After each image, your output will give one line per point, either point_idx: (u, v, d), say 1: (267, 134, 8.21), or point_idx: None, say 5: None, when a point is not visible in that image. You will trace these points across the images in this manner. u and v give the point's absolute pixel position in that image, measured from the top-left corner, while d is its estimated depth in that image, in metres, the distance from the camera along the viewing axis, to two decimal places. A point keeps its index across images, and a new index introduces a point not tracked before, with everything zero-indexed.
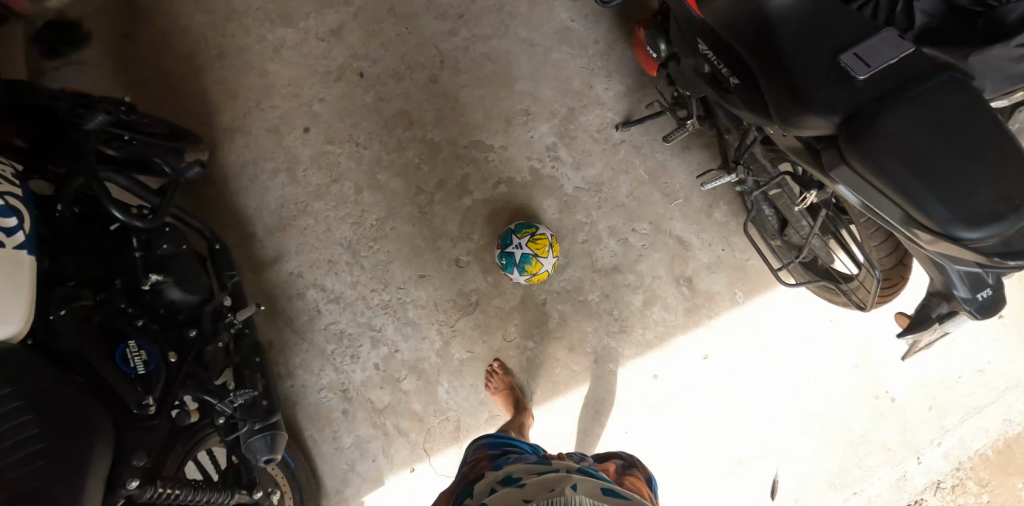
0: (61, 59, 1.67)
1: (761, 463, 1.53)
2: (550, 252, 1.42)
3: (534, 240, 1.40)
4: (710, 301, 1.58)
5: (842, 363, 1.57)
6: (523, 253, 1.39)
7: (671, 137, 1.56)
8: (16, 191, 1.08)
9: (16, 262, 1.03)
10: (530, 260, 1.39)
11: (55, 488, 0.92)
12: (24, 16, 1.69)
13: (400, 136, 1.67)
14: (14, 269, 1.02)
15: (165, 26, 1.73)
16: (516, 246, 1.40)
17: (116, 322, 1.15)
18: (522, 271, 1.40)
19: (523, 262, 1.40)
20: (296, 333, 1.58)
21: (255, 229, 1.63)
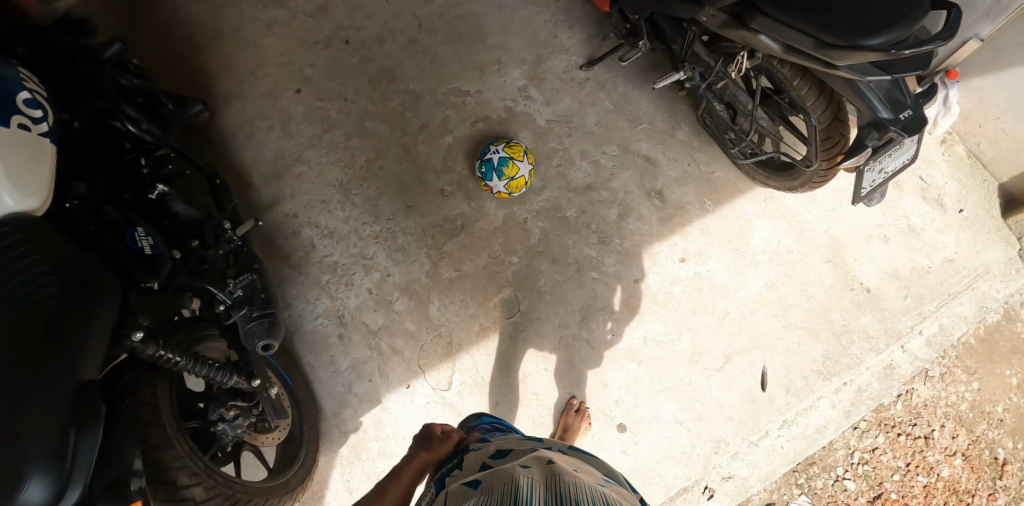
0: None
1: (750, 357, 1.58)
2: (525, 158, 1.58)
3: (509, 147, 1.57)
4: (682, 210, 1.68)
5: (814, 260, 1.67)
6: (501, 157, 1.55)
7: (627, 58, 1.69)
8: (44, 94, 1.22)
9: (39, 146, 1.14)
10: (507, 163, 1.55)
11: (65, 323, 0.99)
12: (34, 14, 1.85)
13: (384, 90, 1.82)
14: (39, 152, 1.13)
15: (165, 14, 1.89)
16: (494, 152, 1.56)
17: (120, 211, 1.22)
18: (500, 175, 1.55)
19: (500, 167, 1.56)
20: (293, 267, 1.67)
21: (253, 179, 1.75)
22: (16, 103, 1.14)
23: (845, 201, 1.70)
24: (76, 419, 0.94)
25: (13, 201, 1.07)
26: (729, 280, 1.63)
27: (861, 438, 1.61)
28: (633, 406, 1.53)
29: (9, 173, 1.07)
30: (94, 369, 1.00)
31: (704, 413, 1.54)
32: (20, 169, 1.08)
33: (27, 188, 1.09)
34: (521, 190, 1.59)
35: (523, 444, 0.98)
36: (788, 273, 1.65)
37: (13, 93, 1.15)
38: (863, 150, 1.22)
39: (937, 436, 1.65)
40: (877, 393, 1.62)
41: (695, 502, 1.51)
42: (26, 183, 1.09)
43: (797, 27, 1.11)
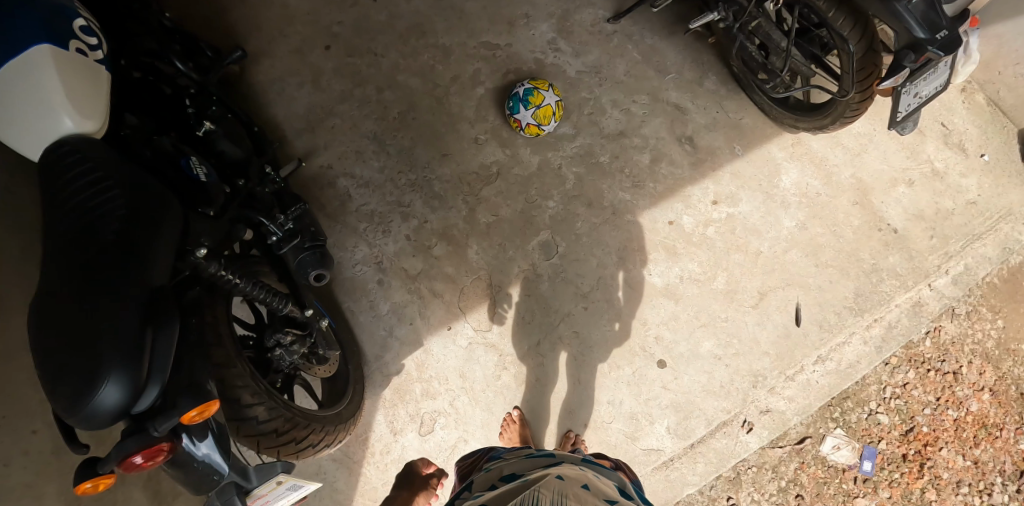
0: None
1: (784, 294, 1.61)
2: (549, 89, 1.61)
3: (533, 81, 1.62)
4: (712, 154, 1.71)
5: (843, 202, 1.69)
6: (525, 88, 1.60)
7: (657, 4, 1.72)
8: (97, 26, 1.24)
9: (96, 73, 1.15)
10: (532, 92, 1.59)
11: (136, 232, 0.98)
12: None
13: (414, 44, 1.82)
14: (96, 78, 1.15)
15: None
16: (519, 87, 1.61)
17: (173, 142, 1.21)
18: (527, 104, 1.59)
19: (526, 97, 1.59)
20: (330, 217, 1.67)
21: (286, 133, 1.75)
22: (72, 29, 1.16)
23: (870, 145, 1.74)
24: (151, 320, 0.91)
25: (72, 123, 1.08)
26: (762, 222, 1.66)
27: (893, 374, 1.62)
28: (673, 342, 1.56)
29: (68, 96, 1.09)
30: (165, 276, 0.98)
31: (741, 349, 1.56)
32: (78, 92, 1.10)
33: (87, 110, 1.10)
34: (550, 119, 1.60)
35: (531, 461, 0.96)
36: (818, 214, 1.67)
37: (69, 20, 1.17)
38: (900, 70, 1.25)
39: (965, 372, 1.64)
40: (906, 329, 1.63)
41: (734, 436, 1.53)
42: (83, 107, 1.10)
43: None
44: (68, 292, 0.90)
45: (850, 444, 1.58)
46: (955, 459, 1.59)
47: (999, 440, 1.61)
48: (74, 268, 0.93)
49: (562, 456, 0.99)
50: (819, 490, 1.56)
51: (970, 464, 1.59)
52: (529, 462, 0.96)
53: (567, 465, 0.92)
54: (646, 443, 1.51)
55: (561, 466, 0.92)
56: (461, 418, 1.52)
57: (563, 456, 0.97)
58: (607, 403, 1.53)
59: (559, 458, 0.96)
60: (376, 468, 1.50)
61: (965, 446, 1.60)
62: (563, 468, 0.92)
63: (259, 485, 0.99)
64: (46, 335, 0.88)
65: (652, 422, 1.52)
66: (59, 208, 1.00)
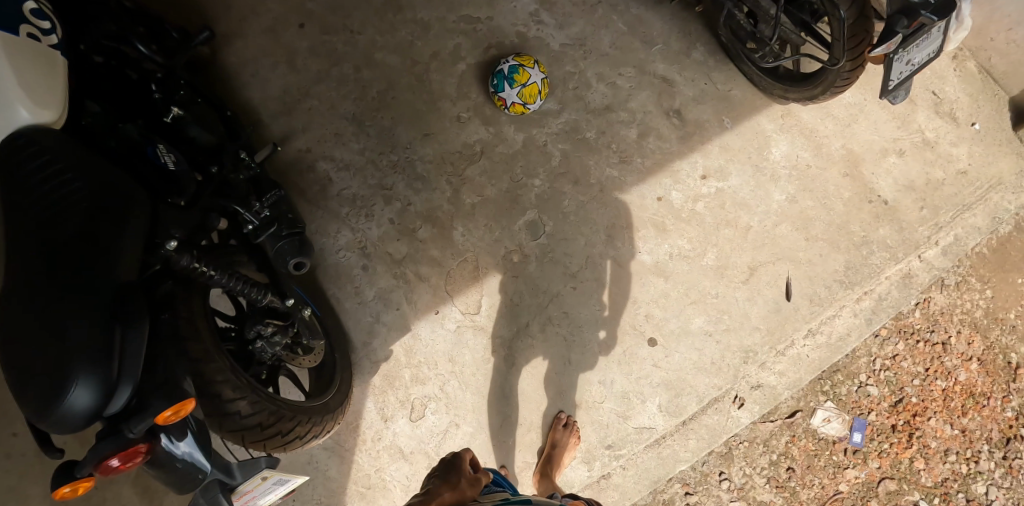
0: None
1: (775, 268, 1.58)
2: (535, 66, 1.54)
3: (519, 58, 1.54)
4: (701, 127, 1.67)
5: (832, 174, 1.67)
6: (510, 65, 1.52)
7: None
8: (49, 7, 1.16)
9: (52, 60, 1.09)
10: (517, 70, 1.52)
11: (99, 225, 0.93)
12: None
13: (391, 19, 1.77)
14: (52, 66, 1.09)
15: None
16: (504, 63, 1.53)
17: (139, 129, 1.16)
18: (512, 83, 1.52)
19: (511, 75, 1.53)
20: (310, 203, 1.63)
21: (261, 116, 1.70)
22: (23, 14, 1.09)
23: (860, 116, 1.71)
24: (118, 318, 0.87)
25: (28, 112, 1.03)
26: (752, 196, 1.63)
27: (883, 346, 1.62)
28: (663, 320, 1.54)
29: (22, 83, 1.02)
30: (133, 272, 0.93)
31: (732, 325, 1.55)
32: (33, 80, 1.04)
33: (44, 98, 1.05)
34: (536, 98, 1.54)
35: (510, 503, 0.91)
36: (808, 187, 1.65)
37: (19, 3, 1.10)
38: (892, 37, 1.20)
39: (953, 342, 1.65)
40: (896, 301, 1.62)
41: (726, 412, 1.53)
42: (40, 97, 1.04)
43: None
44: (32, 293, 0.86)
45: (840, 417, 1.58)
46: (943, 428, 1.60)
47: (986, 408, 1.62)
48: (37, 267, 0.89)
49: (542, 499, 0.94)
50: (810, 462, 1.57)
51: (958, 433, 1.61)
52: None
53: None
54: (638, 422, 1.50)
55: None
56: (452, 403, 1.50)
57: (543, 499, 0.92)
58: (597, 383, 1.51)
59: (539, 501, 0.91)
60: (367, 455, 1.49)
61: (952, 416, 1.61)
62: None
63: (243, 481, 0.97)
64: (9, 338, 0.84)
65: (643, 400, 1.51)
66: (19, 205, 0.96)
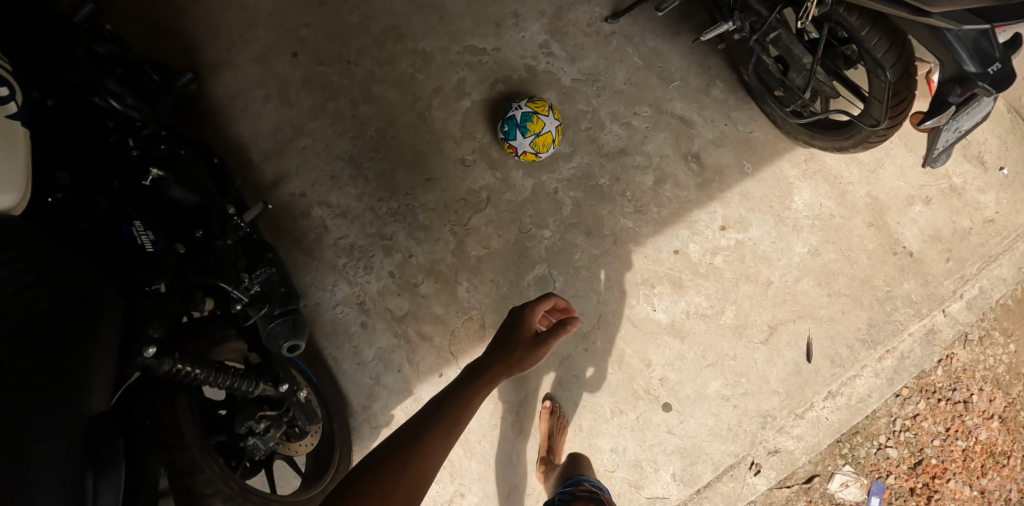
0: None
1: (796, 328, 1.51)
2: (550, 112, 1.44)
3: (532, 102, 1.43)
4: (721, 173, 1.57)
5: (857, 223, 1.58)
6: (523, 112, 1.42)
7: (664, 6, 1.52)
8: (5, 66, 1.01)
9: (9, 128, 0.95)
10: (530, 118, 1.41)
11: (64, 343, 0.82)
12: None
13: (390, 49, 1.67)
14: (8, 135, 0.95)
15: None
16: (516, 109, 1.43)
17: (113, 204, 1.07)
18: (524, 132, 1.42)
19: (524, 123, 1.42)
20: (305, 252, 1.54)
21: (253, 155, 1.62)
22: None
23: (886, 160, 1.61)
24: (91, 462, 0.79)
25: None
26: (773, 249, 1.54)
27: (903, 406, 1.56)
28: (679, 385, 1.47)
29: None
30: (104, 398, 0.85)
31: (750, 389, 1.48)
32: None
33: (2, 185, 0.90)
34: (549, 147, 1.45)
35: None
36: (832, 239, 1.56)
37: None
38: (946, 108, 1.09)
39: (975, 400, 1.58)
40: (919, 359, 1.55)
41: (742, 479, 1.46)
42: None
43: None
44: None
45: (858, 481, 1.53)
46: (962, 490, 1.56)
47: (1007, 468, 1.57)
48: None
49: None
50: None
51: (977, 494, 1.56)
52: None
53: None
54: (651, 491, 1.44)
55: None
56: (457, 471, 1.44)
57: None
58: (609, 450, 1.45)
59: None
60: None
61: (972, 477, 1.56)
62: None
63: None
64: None
65: (657, 469, 1.45)
66: None
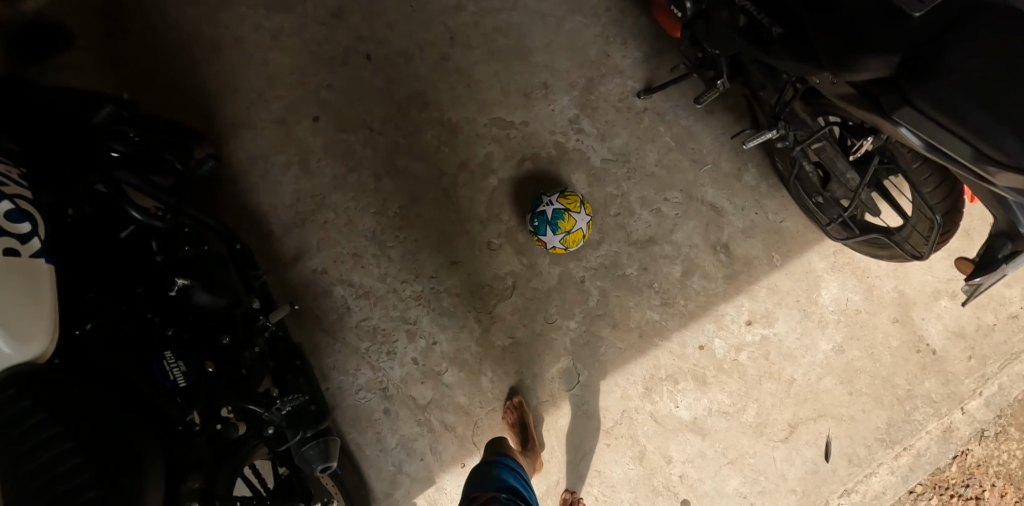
0: (50, 65, 1.70)
1: (816, 426, 1.51)
2: (582, 208, 1.38)
3: (564, 197, 1.38)
4: (749, 266, 1.55)
5: (882, 319, 1.56)
6: (555, 209, 1.36)
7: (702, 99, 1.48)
8: (27, 195, 0.98)
9: (35, 269, 0.92)
10: (563, 215, 1.36)
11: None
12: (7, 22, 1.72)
13: (415, 118, 1.63)
14: (35, 279, 0.92)
15: (158, 25, 1.76)
16: (547, 204, 1.37)
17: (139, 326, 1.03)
18: (555, 229, 1.36)
19: (555, 220, 1.37)
20: (327, 333, 1.52)
21: (272, 227, 1.58)
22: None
23: None
24: None
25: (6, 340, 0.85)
26: (798, 345, 1.53)
27: (915, 501, 1.58)
28: (698, 481, 1.48)
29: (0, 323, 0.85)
30: None
31: (768, 486, 1.49)
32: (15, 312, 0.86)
33: (30, 331, 0.88)
34: (579, 243, 1.40)
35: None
36: (856, 335, 1.55)
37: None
38: (995, 267, 1.02)
39: (986, 495, 1.59)
40: (935, 457, 1.55)
41: None
42: (19, 321, 0.87)
43: (949, 126, 0.94)
44: None
45: None
46: None
47: None
48: None
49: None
50: None
51: None
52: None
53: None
54: None
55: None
56: None
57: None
58: None
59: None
60: None
61: None
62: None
63: None
64: None
65: None
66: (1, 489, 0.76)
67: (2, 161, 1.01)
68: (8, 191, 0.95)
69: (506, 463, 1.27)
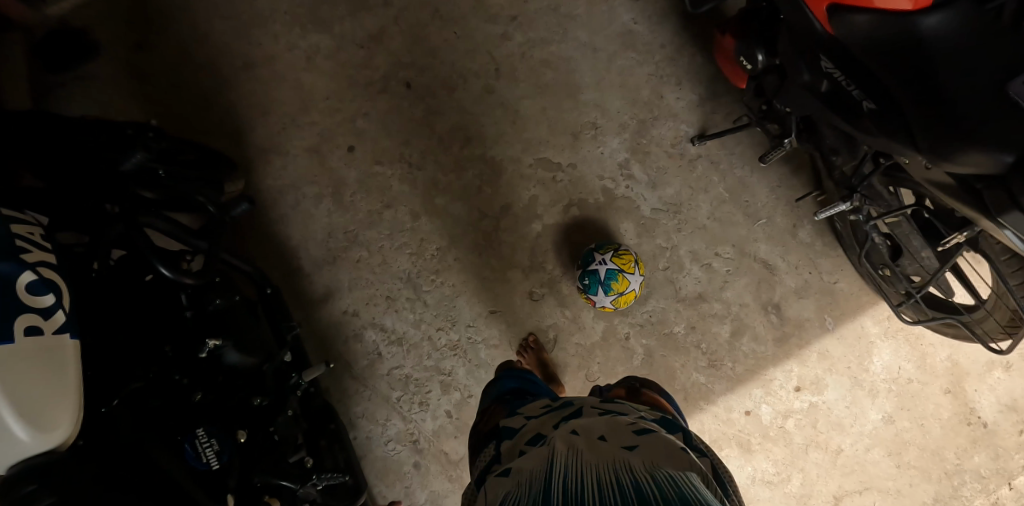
0: (67, 74, 1.60)
1: (860, 500, 1.45)
2: (636, 268, 1.33)
3: (618, 255, 1.32)
4: (801, 328, 1.48)
5: (934, 389, 1.48)
6: (608, 268, 1.30)
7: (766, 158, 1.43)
8: (51, 260, 0.91)
9: (56, 346, 0.85)
10: (615, 276, 1.30)
11: None
12: (24, 24, 1.55)
13: (457, 154, 1.54)
14: (54, 354, 0.84)
15: (184, 36, 1.65)
16: (600, 262, 1.31)
17: None
18: (607, 290, 1.31)
19: (607, 279, 1.31)
20: (356, 380, 1.44)
21: (301, 262, 1.50)
22: (17, 295, 0.82)
23: None
24: None
25: (24, 428, 0.78)
26: (846, 414, 1.46)
27: None
28: None
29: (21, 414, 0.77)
30: None
31: None
32: (35, 401, 0.79)
33: (51, 420, 0.80)
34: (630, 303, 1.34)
35: (601, 437, 0.80)
36: (907, 405, 1.48)
37: (13, 280, 0.83)
38: None
39: None
40: None
41: None
42: (36, 406, 0.79)
43: None
44: None
45: None
46: None
47: None
48: None
49: (623, 411, 0.90)
50: None
51: None
52: (591, 427, 0.85)
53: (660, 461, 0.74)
54: None
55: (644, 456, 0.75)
56: None
57: (589, 408, 0.90)
58: None
59: (616, 435, 0.81)
60: None
61: None
62: (639, 455, 0.75)
63: None
64: None
65: None
66: None
67: (25, 220, 0.93)
68: (30, 259, 0.87)
69: (510, 372, 1.14)
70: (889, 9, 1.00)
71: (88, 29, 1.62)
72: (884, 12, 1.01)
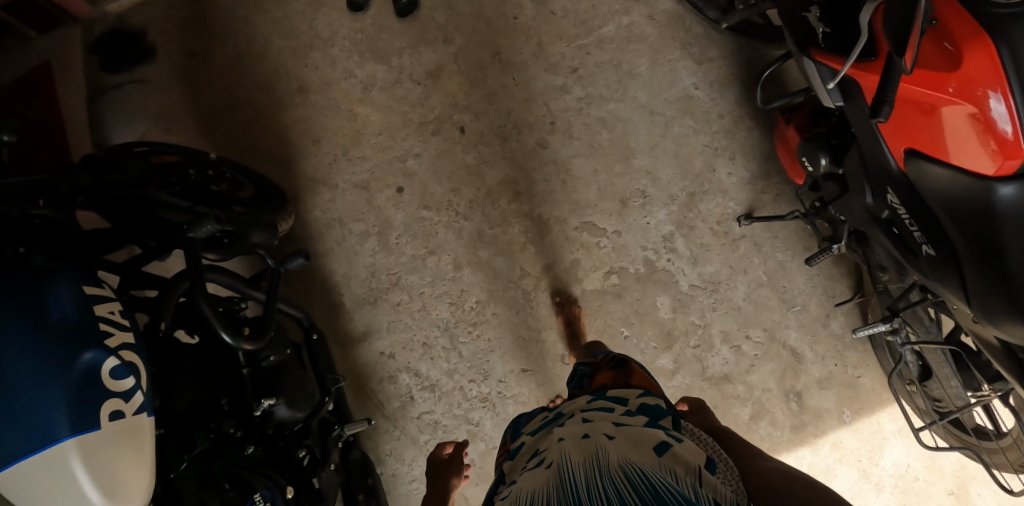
0: (123, 75, 1.63)
1: None
2: None
3: None
4: (819, 418, 1.53)
5: (937, 488, 1.51)
6: None
7: (814, 260, 1.44)
8: (131, 338, 0.96)
9: (135, 425, 0.90)
10: None
11: None
12: (81, 19, 1.63)
13: (505, 208, 1.57)
14: (132, 431, 0.90)
15: (242, 51, 1.65)
16: None
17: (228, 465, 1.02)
18: None
19: None
20: (387, 419, 1.53)
21: (344, 299, 1.55)
22: (100, 381, 0.88)
23: None
24: None
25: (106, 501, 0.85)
26: None
27: None
28: None
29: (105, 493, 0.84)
30: None
31: None
32: (116, 479, 0.86)
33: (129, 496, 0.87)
34: None
35: (584, 444, 0.83)
36: (909, 502, 1.51)
37: (97, 368, 0.89)
38: None
39: None
40: None
41: None
42: (116, 483, 0.86)
43: None
44: None
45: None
46: None
47: None
48: None
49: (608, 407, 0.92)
50: None
51: None
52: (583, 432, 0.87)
53: (638, 460, 0.76)
54: None
55: (620, 456, 0.78)
56: None
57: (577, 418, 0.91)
58: None
59: (597, 437, 0.84)
60: None
61: None
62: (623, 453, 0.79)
63: None
64: None
65: None
66: None
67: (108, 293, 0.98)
68: (112, 344, 0.92)
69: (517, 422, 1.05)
70: (971, 169, 0.96)
71: (145, 32, 1.64)
72: (962, 171, 0.98)
